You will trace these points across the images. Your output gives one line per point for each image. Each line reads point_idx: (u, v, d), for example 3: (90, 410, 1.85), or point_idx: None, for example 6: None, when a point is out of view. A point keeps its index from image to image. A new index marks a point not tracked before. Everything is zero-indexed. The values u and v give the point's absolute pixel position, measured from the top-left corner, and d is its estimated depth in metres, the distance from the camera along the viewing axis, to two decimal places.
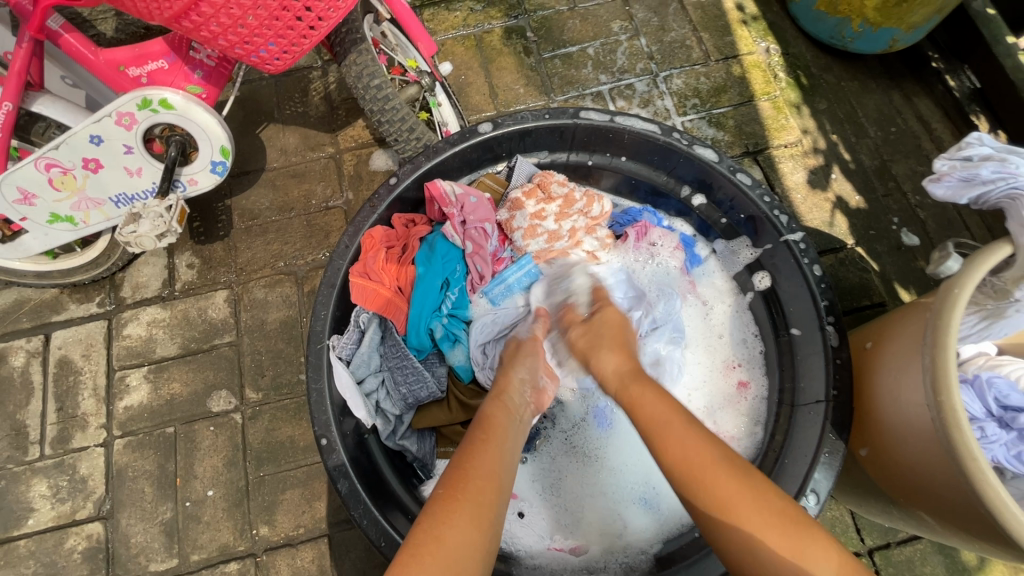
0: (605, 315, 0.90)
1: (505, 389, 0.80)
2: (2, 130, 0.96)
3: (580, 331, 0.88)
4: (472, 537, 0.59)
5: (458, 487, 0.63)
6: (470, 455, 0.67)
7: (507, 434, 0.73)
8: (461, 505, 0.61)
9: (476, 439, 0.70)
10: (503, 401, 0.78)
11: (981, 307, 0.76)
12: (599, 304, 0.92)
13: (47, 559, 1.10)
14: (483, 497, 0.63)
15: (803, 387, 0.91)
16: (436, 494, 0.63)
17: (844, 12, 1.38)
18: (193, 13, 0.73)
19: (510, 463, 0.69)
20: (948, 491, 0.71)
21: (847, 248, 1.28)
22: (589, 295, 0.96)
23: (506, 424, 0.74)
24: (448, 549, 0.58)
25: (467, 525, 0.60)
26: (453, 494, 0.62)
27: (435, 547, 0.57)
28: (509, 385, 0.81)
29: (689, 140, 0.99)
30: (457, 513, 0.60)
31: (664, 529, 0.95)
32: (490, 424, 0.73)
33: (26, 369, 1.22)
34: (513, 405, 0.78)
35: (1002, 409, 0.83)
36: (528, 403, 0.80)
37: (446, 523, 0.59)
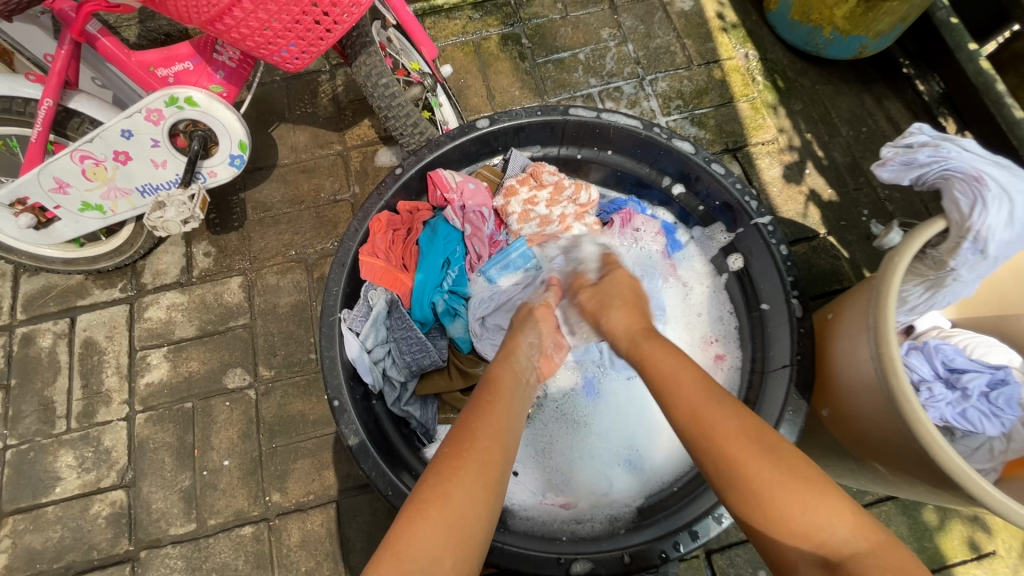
0: (613, 280, 1.00)
1: (512, 354, 0.87)
2: (42, 124, 1.05)
3: (589, 303, 0.97)
4: (475, 494, 0.63)
5: (466, 446, 0.67)
6: (476, 416, 0.72)
7: (511, 394, 0.78)
8: (467, 463, 0.65)
9: (482, 399, 0.75)
10: (508, 361, 0.85)
11: (924, 278, 0.85)
12: (609, 269, 1.04)
13: (74, 524, 1.18)
14: (488, 455, 0.67)
15: (771, 355, 1.01)
16: (444, 450, 0.67)
17: (816, 20, 1.49)
18: (227, 17, 0.83)
19: (516, 424, 0.74)
20: (895, 437, 0.81)
21: (820, 237, 1.38)
22: (598, 262, 1.09)
23: (511, 385, 0.80)
24: (452, 503, 0.61)
25: (472, 482, 0.63)
26: (460, 450, 0.66)
27: (441, 502, 0.61)
28: (516, 348, 0.89)
29: (669, 134, 1.09)
30: (462, 469, 0.64)
31: (647, 486, 1.04)
32: (496, 387, 0.78)
33: (52, 349, 1.30)
34: (516, 367, 0.84)
35: (949, 371, 0.93)
36: (534, 366, 0.88)
37: (452, 480, 0.63)
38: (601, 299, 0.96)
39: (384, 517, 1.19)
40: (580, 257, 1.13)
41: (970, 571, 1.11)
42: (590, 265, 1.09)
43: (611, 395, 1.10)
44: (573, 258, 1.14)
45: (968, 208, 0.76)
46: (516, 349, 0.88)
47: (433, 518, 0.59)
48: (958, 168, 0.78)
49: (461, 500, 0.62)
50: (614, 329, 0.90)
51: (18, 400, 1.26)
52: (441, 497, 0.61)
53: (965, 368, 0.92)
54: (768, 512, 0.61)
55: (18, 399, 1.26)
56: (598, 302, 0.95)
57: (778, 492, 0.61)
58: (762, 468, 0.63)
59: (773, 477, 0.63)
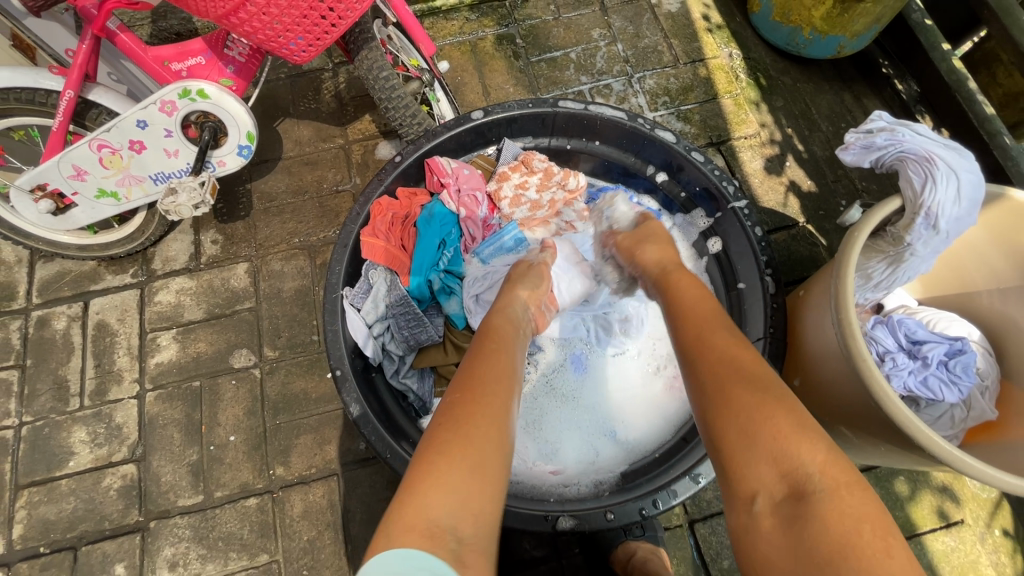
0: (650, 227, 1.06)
1: (509, 305, 0.94)
2: (63, 114, 1.12)
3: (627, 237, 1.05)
4: (489, 439, 0.65)
5: (473, 394, 0.70)
6: (480, 365, 0.76)
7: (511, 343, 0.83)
8: (478, 409, 0.68)
9: (487, 347, 0.80)
10: (504, 312, 0.91)
11: (884, 254, 0.92)
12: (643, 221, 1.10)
13: (87, 496, 1.24)
14: (497, 399, 0.70)
15: (747, 330, 1.08)
16: (452, 397, 0.70)
17: (795, 21, 1.56)
18: (241, 12, 0.90)
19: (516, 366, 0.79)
20: (858, 398, 0.87)
21: (799, 226, 1.45)
22: (632, 220, 1.13)
23: (506, 328, 0.87)
24: (467, 446, 0.64)
25: (484, 428, 0.66)
26: (468, 398, 0.69)
27: (455, 448, 0.63)
28: (512, 301, 0.95)
29: (652, 124, 1.16)
30: (474, 417, 0.67)
31: (630, 455, 1.11)
32: (497, 336, 0.84)
33: (67, 331, 1.36)
34: (512, 316, 0.91)
35: (911, 343, 1.00)
36: (530, 318, 0.95)
37: (464, 427, 0.65)
38: (636, 240, 1.03)
39: (382, 489, 1.25)
40: (616, 213, 1.17)
41: (939, 539, 1.16)
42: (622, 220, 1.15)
43: (597, 371, 1.17)
44: (606, 218, 1.18)
45: (920, 185, 0.83)
46: (512, 301, 0.95)
47: (449, 464, 0.61)
48: (912, 150, 0.85)
49: (475, 445, 0.64)
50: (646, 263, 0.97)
51: (33, 379, 1.32)
52: (454, 446, 0.63)
53: (925, 339, 0.99)
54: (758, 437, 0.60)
55: (33, 377, 1.32)
56: (634, 241, 1.03)
57: (772, 428, 0.60)
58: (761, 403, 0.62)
59: (768, 409, 0.62)
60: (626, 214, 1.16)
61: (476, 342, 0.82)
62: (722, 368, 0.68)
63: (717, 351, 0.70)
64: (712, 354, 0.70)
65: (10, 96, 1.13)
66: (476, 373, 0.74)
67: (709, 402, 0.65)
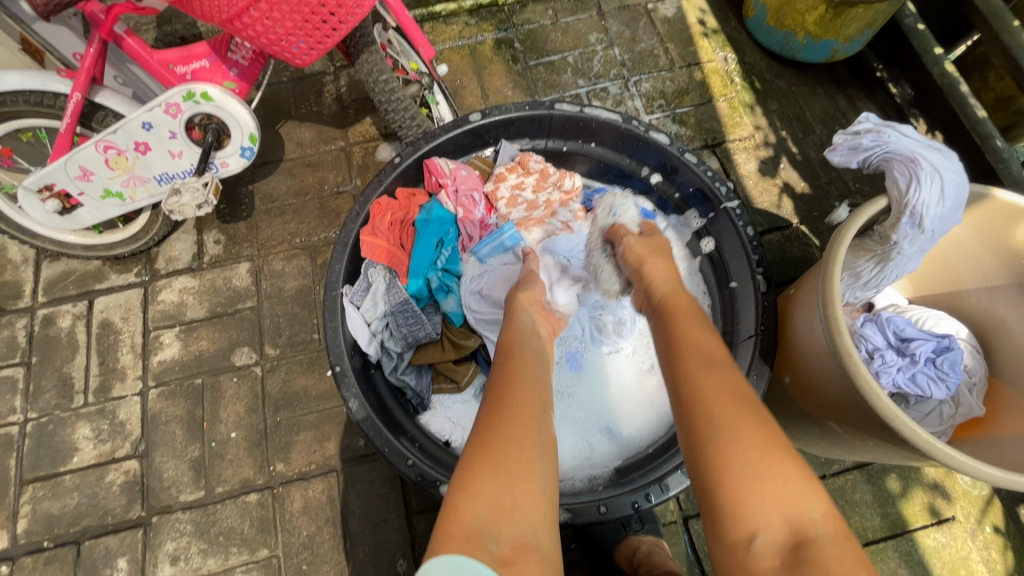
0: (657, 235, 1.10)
1: (513, 315, 0.97)
2: (70, 116, 1.15)
3: (640, 241, 1.06)
4: (524, 447, 0.66)
5: (501, 406, 0.72)
6: (506, 377, 0.79)
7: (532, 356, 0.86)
8: (509, 420, 0.69)
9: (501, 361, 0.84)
10: (514, 323, 0.95)
11: (872, 253, 0.94)
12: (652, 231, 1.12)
13: (90, 491, 1.26)
14: (525, 408, 0.72)
15: (739, 328, 1.10)
16: (482, 411, 0.72)
17: (789, 25, 1.59)
18: (244, 17, 0.93)
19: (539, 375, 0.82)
20: (847, 396, 0.89)
21: (793, 227, 1.47)
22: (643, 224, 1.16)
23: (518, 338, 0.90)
24: (499, 454, 0.65)
25: (519, 436, 0.67)
26: (497, 411, 0.71)
27: (487, 455, 0.65)
28: (517, 307, 0.99)
29: (646, 126, 1.18)
30: (506, 425, 0.69)
31: (624, 451, 1.13)
32: (517, 351, 0.87)
33: (72, 329, 1.38)
34: (522, 326, 0.95)
35: (900, 340, 1.01)
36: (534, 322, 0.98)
37: (495, 434, 0.67)
38: (654, 249, 1.03)
39: (381, 486, 1.27)
40: (623, 213, 1.21)
41: (931, 535, 1.18)
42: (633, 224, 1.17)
43: (592, 368, 1.19)
44: (615, 215, 1.21)
45: (905, 185, 0.85)
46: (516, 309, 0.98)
47: (482, 471, 0.63)
48: (897, 150, 0.87)
49: (508, 450, 0.65)
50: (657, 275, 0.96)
51: (38, 376, 1.34)
52: (485, 453, 0.65)
53: (913, 336, 1.00)
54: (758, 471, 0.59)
55: (38, 375, 1.34)
56: (649, 250, 1.02)
57: (779, 473, 0.59)
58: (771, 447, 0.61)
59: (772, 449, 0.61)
60: (633, 216, 1.20)
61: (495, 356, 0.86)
62: (732, 405, 0.65)
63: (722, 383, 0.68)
64: (714, 389, 0.67)
65: (19, 98, 1.16)
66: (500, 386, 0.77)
67: (712, 441, 0.62)
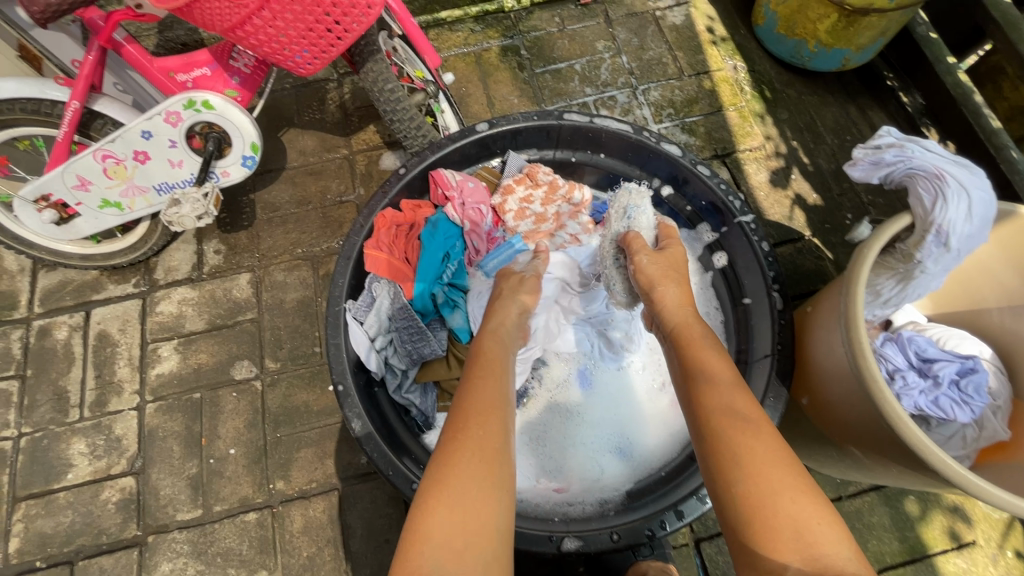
0: (672, 250, 1.04)
1: (501, 327, 0.96)
2: (68, 125, 1.12)
3: (652, 261, 1.01)
4: (482, 480, 0.69)
5: (460, 435, 0.73)
6: (470, 394, 0.80)
7: (500, 370, 0.86)
8: (468, 453, 0.70)
9: (470, 375, 0.83)
10: (496, 337, 0.94)
11: (894, 271, 0.91)
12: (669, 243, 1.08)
13: (85, 509, 1.22)
14: (485, 439, 0.72)
15: (754, 347, 1.07)
16: (442, 438, 0.74)
17: (800, 34, 1.56)
18: (247, 25, 0.91)
19: (503, 391, 0.81)
20: (868, 422, 0.86)
21: (805, 239, 1.44)
22: (658, 231, 1.12)
23: (495, 352, 0.90)
24: (453, 491, 0.67)
25: (475, 469, 0.69)
26: (455, 440, 0.72)
27: (442, 491, 0.67)
28: (507, 321, 0.98)
29: (657, 138, 1.15)
30: (461, 457, 0.70)
31: (636, 473, 1.09)
32: (486, 362, 0.87)
33: (68, 341, 1.35)
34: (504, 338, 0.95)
35: (921, 360, 0.99)
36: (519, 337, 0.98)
37: (450, 468, 0.69)
38: (671, 271, 0.99)
39: (384, 505, 1.24)
40: (638, 215, 1.13)
41: (951, 560, 1.14)
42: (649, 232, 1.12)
43: (602, 386, 1.17)
44: (629, 217, 1.13)
45: (931, 203, 0.82)
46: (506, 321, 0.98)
47: (436, 506, 0.66)
48: (922, 166, 0.84)
49: (463, 486, 0.67)
50: (670, 303, 0.93)
51: (33, 389, 1.31)
52: (441, 486, 0.67)
53: (936, 357, 0.97)
54: (772, 503, 0.60)
55: (33, 388, 1.31)
56: (661, 273, 0.98)
57: (814, 515, 0.59)
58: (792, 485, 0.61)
59: (794, 484, 0.61)
60: (649, 220, 1.13)
61: (465, 370, 0.86)
62: (753, 446, 0.65)
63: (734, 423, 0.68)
64: (736, 431, 0.67)
65: (15, 106, 1.13)
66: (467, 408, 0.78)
67: (740, 479, 0.62)
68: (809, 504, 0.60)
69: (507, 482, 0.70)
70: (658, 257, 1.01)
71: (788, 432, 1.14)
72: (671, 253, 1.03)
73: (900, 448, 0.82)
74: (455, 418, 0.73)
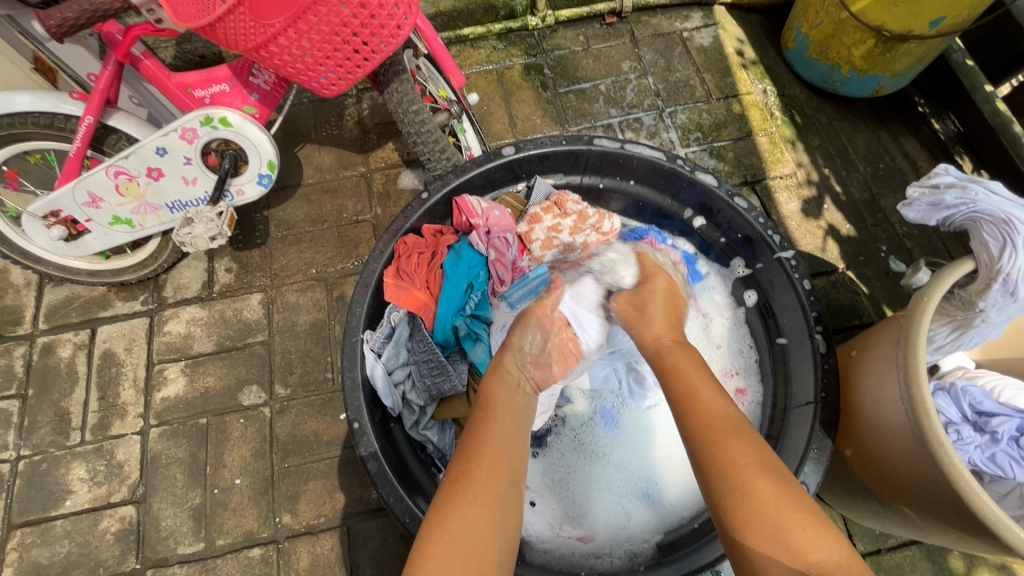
0: (652, 284, 1.00)
1: (501, 363, 0.89)
2: (80, 140, 1.08)
3: (626, 301, 0.99)
4: (485, 525, 0.64)
5: (464, 478, 0.68)
6: (473, 438, 0.74)
7: (503, 411, 0.79)
8: (469, 500, 0.66)
9: (475, 418, 0.77)
10: (501, 373, 0.87)
11: (951, 319, 0.86)
12: (645, 278, 1.03)
13: (82, 539, 1.17)
14: (492, 483, 0.68)
15: (794, 392, 1.02)
16: (446, 479, 0.69)
17: (833, 59, 1.51)
18: (271, 45, 0.87)
19: (513, 436, 0.76)
20: (931, 484, 0.78)
21: (838, 272, 1.39)
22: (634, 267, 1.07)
23: (503, 394, 0.83)
24: (455, 536, 0.63)
25: (478, 514, 0.65)
26: (460, 484, 0.67)
27: (443, 535, 0.63)
28: (505, 359, 0.90)
29: (692, 166, 1.10)
30: (466, 501, 0.66)
31: (664, 521, 1.05)
32: (490, 403, 0.81)
33: (72, 360, 1.30)
34: (509, 378, 0.86)
35: (977, 414, 0.91)
36: (528, 376, 0.90)
37: (452, 511, 0.65)
38: (637, 305, 0.97)
39: (395, 544, 1.18)
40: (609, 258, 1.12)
41: None
42: (623, 270, 1.07)
43: (627, 428, 1.12)
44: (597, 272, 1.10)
45: (997, 250, 0.78)
46: (505, 359, 0.90)
47: (436, 552, 0.61)
48: (987, 211, 0.80)
49: (465, 531, 0.63)
50: (645, 339, 0.91)
51: (34, 410, 1.26)
52: (441, 529, 0.63)
53: (993, 411, 0.90)
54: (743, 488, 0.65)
55: (33, 409, 1.26)
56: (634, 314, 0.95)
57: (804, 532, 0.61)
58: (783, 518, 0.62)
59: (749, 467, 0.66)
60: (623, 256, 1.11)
61: (469, 415, 0.80)
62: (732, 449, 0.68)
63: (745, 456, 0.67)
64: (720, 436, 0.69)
65: (28, 121, 1.10)
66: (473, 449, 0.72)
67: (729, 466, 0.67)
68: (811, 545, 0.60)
69: (510, 528, 0.67)
70: (622, 297, 1.00)
71: (826, 479, 1.08)
72: (642, 288, 1.00)
73: (953, 509, 0.76)
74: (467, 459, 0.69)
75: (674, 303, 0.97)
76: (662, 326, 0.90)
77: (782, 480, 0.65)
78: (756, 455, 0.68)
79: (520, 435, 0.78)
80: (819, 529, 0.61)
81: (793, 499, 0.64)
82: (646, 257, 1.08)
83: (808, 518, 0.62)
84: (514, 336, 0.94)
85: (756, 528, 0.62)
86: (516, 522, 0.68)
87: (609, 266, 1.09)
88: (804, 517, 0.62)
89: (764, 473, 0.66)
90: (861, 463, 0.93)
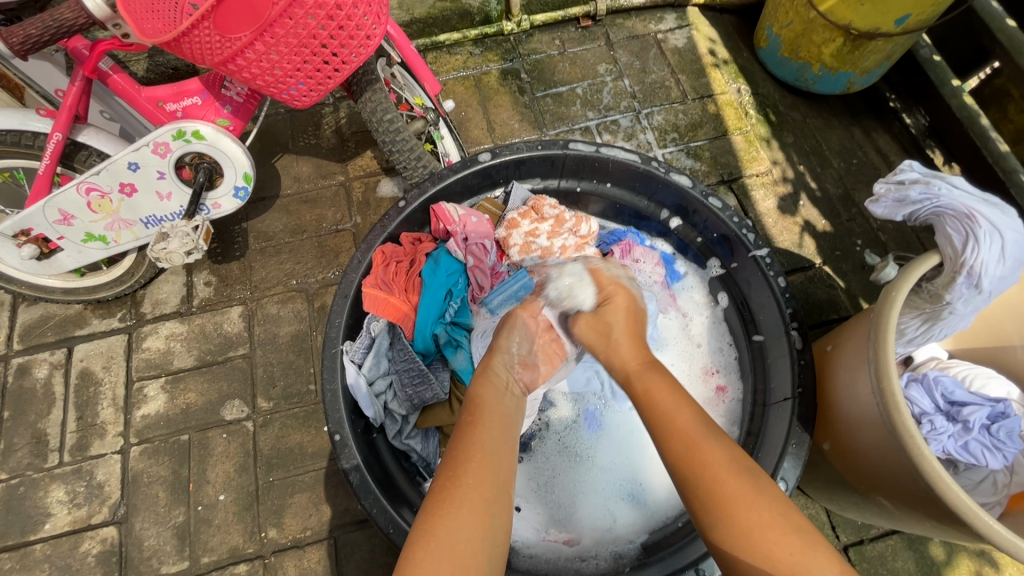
0: (615, 302, 0.95)
1: (488, 366, 0.89)
2: (50, 157, 1.06)
3: (591, 322, 0.93)
4: (472, 530, 0.64)
5: (451, 484, 0.68)
6: (463, 443, 0.74)
7: (491, 414, 0.79)
8: (457, 505, 0.66)
9: (464, 422, 0.77)
10: (488, 377, 0.86)
11: (920, 311, 0.88)
12: (605, 297, 0.97)
13: (63, 563, 1.15)
14: (479, 489, 0.68)
15: (773, 387, 1.03)
16: (434, 485, 0.69)
17: (804, 57, 1.53)
18: (238, 59, 0.87)
19: (500, 438, 0.76)
20: (906, 475, 0.80)
21: (815, 267, 1.41)
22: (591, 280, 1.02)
23: (491, 397, 0.83)
24: (442, 542, 0.62)
25: (465, 519, 0.65)
26: (447, 490, 0.67)
27: (430, 542, 0.63)
28: (493, 362, 0.90)
29: (666, 168, 1.11)
30: (453, 507, 0.66)
31: (650, 521, 1.06)
32: (478, 406, 0.80)
33: (48, 380, 1.28)
34: (496, 380, 0.86)
35: (949, 404, 0.93)
36: (516, 378, 0.91)
37: (439, 518, 0.65)
38: (602, 329, 0.91)
39: (382, 554, 1.17)
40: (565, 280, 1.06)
41: None
42: (581, 293, 1.00)
43: (611, 429, 1.13)
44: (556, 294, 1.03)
45: (961, 244, 0.80)
46: (494, 361, 0.90)
47: (424, 559, 0.61)
48: (949, 206, 0.82)
49: (452, 536, 0.63)
50: (614, 365, 0.86)
51: (11, 432, 1.24)
52: (428, 537, 0.63)
53: (964, 400, 0.91)
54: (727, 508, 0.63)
55: (9, 431, 1.24)
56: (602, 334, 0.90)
57: (784, 543, 0.60)
58: (766, 523, 0.61)
59: (729, 476, 0.65)
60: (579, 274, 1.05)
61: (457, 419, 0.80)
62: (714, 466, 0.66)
63: (718, 470, 0.66)
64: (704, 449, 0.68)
65: None
66: (463, 455, 0.72)
67: (715, 483, 0.65)
68: (791, 550, 0.59)
69: (499, 533, 0.66)
70: (583, 320, 0.94)
71: (807, 473, 1.09)
72: (603, 309, 0.94)
73: (927, 500, 0.78)
74: (452, 466, 0.69)
75: (635, 318, 0.93)
76: (629, 350, 0.86)
77: (765, 496, 0.64)
78: (738, 468, 0.66)
79: (510, 439, 0.77)
80: (799, 548, 0.59)
81: (780, 522, 0.61)
82: (601, 274, 1.03)
83: (791, 536, 0.60)
84: (501, 338, 0.95)
85: (746, 544, 0.61)
86: (504, 527, 0.68)
87: (567, 291, 1.02)
88: (786, 532, 0.61)
89: (746, 477, 0.65)
90: (840, 459, 0.94)
